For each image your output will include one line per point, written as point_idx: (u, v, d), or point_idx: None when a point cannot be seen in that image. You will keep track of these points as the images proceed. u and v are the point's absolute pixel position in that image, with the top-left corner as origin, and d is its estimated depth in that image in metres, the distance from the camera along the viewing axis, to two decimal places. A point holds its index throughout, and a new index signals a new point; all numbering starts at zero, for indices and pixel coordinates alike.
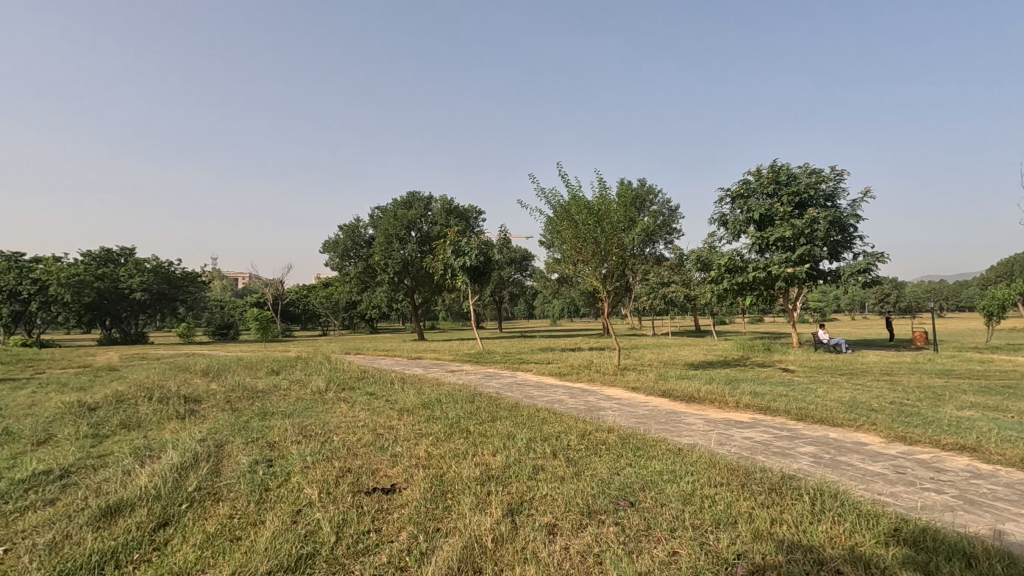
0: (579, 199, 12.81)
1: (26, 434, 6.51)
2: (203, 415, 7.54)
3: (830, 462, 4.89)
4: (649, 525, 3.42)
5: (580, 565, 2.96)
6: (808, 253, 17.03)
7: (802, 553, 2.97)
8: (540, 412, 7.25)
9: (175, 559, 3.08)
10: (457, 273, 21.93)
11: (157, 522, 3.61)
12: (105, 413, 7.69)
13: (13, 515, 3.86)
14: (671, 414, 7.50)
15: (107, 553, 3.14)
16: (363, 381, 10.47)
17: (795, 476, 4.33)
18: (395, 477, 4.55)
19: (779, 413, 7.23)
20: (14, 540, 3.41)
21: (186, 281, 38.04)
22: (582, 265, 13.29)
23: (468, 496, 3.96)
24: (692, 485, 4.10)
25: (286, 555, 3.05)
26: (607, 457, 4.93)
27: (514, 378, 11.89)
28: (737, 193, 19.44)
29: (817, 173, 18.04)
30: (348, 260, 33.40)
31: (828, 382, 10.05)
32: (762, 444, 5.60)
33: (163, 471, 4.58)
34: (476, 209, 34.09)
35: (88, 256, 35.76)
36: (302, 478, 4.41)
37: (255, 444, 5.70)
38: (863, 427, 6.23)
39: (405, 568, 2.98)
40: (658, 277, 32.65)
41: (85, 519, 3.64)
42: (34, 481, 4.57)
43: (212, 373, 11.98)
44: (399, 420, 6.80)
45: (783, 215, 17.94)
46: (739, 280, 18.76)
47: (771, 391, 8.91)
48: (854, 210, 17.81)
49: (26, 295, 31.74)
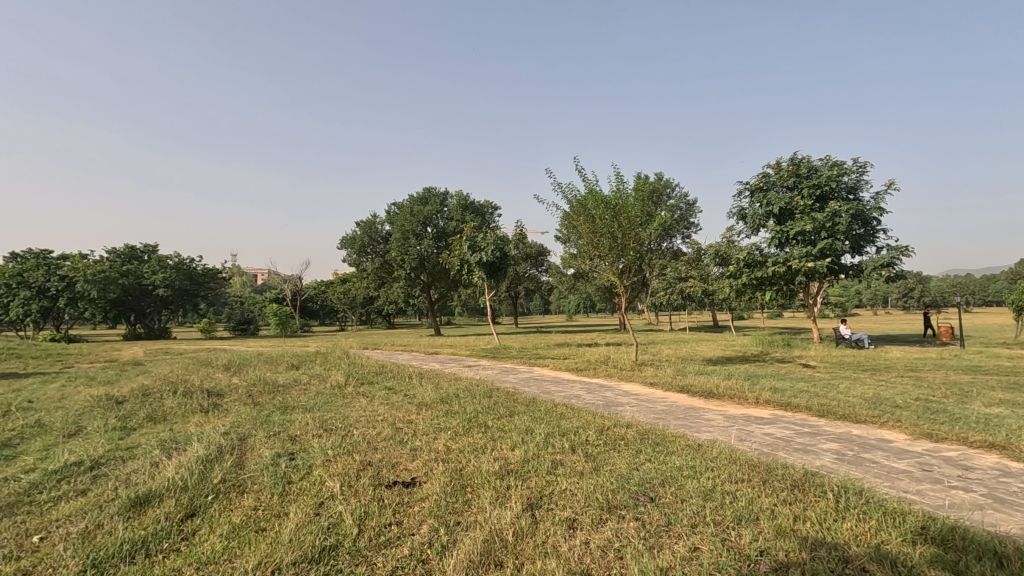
0: (596, 193, 12.71)
1: (57, 426, 6.70)
2: (225, 409, 7.68)
3: (853, 459, 4.82)
4: (670, 520, 3.41)
5: (601, 560, 2.96)
6: (829, 247, 16.74)
7: (827, 551, 2.94)
8: (559, 407, 7.25)
9: (202, 549, 3.15)
10: (473, 268, 22.00)
11: (184, 513, 3.69)
12: (132, 406, 7.88)
13: (47, 504, 3.98)
14: (690, 410, 7.47)
15: (138, 543, 3.22)
16: (382, 376, 10.58)
17: (819, 473, 4.28)
18: (415, 470, 4.59)
19: (800, 409, 7.14)
20: (48, 529, 3.52)
21: (207, 277, 38.73)
22: (599, 259, 13.22)
23: (487, 490, 3.99)
24: (713, 481, 4.07)
25: (310, 547, 3.11)
26: (626, 452, 4.93)
27: (531, 374, 11.92)
28: (756, 186, 19.14)
29: (839, 165, 17.71)
30: (365, 256, 33.64)
31: (850, 378, 9.91)
32: (783, 440, 5.54)
33: (190, 463, 4.67)
34: (492, 204, 34.19)
35: (113, 253, 36.54)
36: (324, 472, 4.47)
37: (278, 437, 5.79)
38: (888, 423, 6.12)
39: (426, 561, 3.01)
40: (675, 272, 32.45)
41: (115, 510, 3.74)
42: (66, 472, 4.70)
43: (233, 368, 12.17)
44: (418, 415, 6.86)
45: (803, 209, 17.65)
46: (758, 274, 18.49)
47: (792, 387, 8.80)
48: (877, 203, 17.45)
49: (54, 291, 32.49)
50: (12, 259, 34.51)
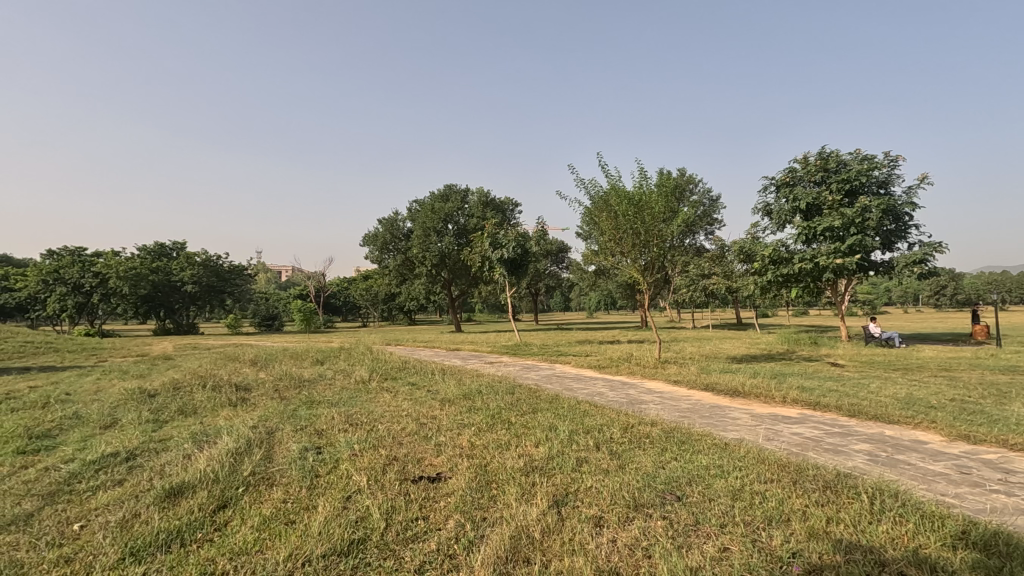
0: (619, 189, 12.61)
1: (94, 418, 6.93)
2: (253, 403, 7.84)
3: (887, 461, 4.70)
4: (698, 519, 3.37)
5: (628, 558, 2.94)
6: (858, 243, 16.32)
7: (862, 554, 2.87)
8: (582, 404, 7.22)
9: (235, 540, 3.22)
10: (495, 265, 21.99)
11: (217, 504, 3.77)
12: (164, 399, 8.10)
13: (86, 493, 4.12)
14: (715, 408, 7.39)
15: (173, 532, 3.31)
16: (405, 371, 10.70)
17: (852, 474, 4.17)
18: (440, 466, 4.62)
19: (830, 409, 6.99)
20: (88, 517, 3.63)
21: (233, 274, 39.62)
22: (622, 256, 13.11)
23: (513, 486, 3.98)
24: (742, 481, 4.00)
25: (339, 540, 3.15)
26: (653, 450, 4.89)
27: (553, 371, 11.92)
28: (782, 181, 18.79)
29: (870, 159, 17.25)
30: (387, 253, 33.90)
31: (881, 378, 9.67)
32: (813, 441, 5.42)
33: (221, 456, 4.78)
34: (513, 201, 34.29)
35: (144, 251, 37.48)
36: (350, 466, 4.52)
37: (305, 431, 5.87)
38: (923, 425, 5.95)
39: (454, 556, 3.02)
40: (698, 269, 32.10)
41: (151, 500, 3.84)
42: (104, 463, 4.85)
43: (259, 363, 12.41)
44: (441, 410, 6.89)
45: (831, 204, 17.27)
46: (783, 271, 18.13)
47: (821, 387, 8.60)
48: (910, 198, 16.96)
49: (88, 287, 33.52)
50: (49, 256, 35.68)
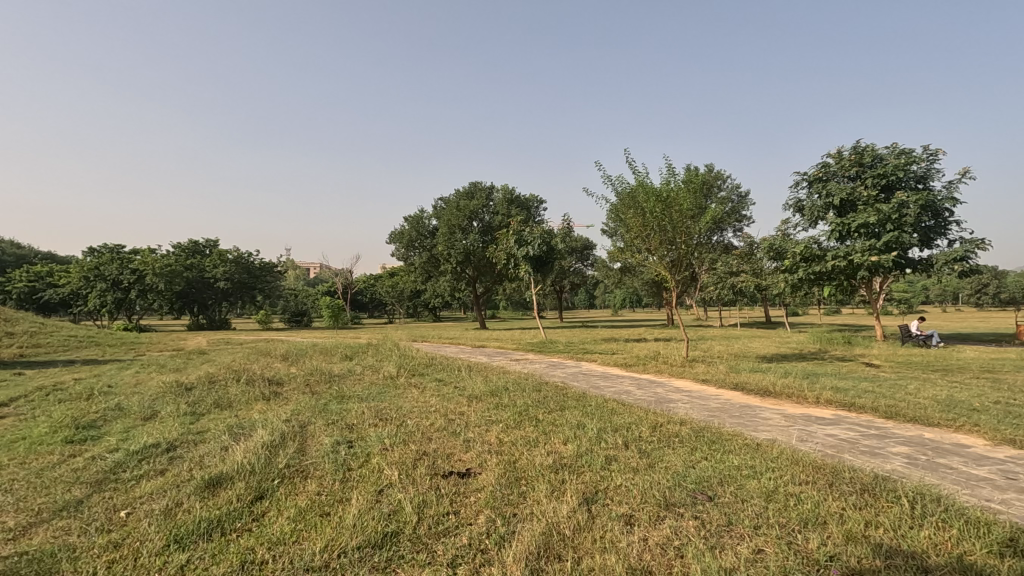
0: (647, 185, 12.48)
1: (135, 410, 7.18)
2: (285, 397, 8.03)
3: (927, 464, 4.56)
4: (731, 520, 3.33)
5: (661, 557, 2.93)
6: (895, 239, 15.78)
7: (903, 559, 2.80)
8: (609, 402, 7.19)
9: (273, 530, 3.30)
10: (520, 262, 22.00)
11: (254, 495, 3.88)
12: (200, 393, 8.34)
13: (131, 482, 4.28)
14: (745, 407, 7.30)
15: (215, 521, 3.41)
16: (432, 367, 10.84)
17: (890, 477, 4.06)
18: (469, 461, 4.66)
19: (865, 410, 6.83)
20: (133, 505, 3.78)
21: (264, 271, 40.62)
22: (649, 253, 12.98)
23: (542, 483, 4.00)
24: (775, 482, 3.94)
25: (373, 532, 3.20)
26: (682, 450, 4.84)
27: (579, 368, 11.91)
28: (815, 176, 18.37)
29: (908, 153, 16.72)
30: (413, 250, 34.17)
31: (920, 379, 9.39)
32: (849, 443, 5.29)
33: (257, 448, 4.91)
34: (538, 198, 34.24)
35: (179, 248, 38.65)
36: (381, 460, 4.60)
37: (336, 425, 5.98)
38: (964, 428, 5.76)
39: (485, 551, 3.05)
40: (726, 267, 31.54)
41: (192, 489, 3.98)
42: (146, 453, 5.03)
43: (291, 358, 12.70)
44: (469, 407, 6.96)
45: (867, 200, 16.77)
46: (815, 269, 17.69)
47: (856, 387, 8.40)
48: (950, 193, 16.38)
49: (127, 284, 34.61)
50: (89, 254, 37.00)
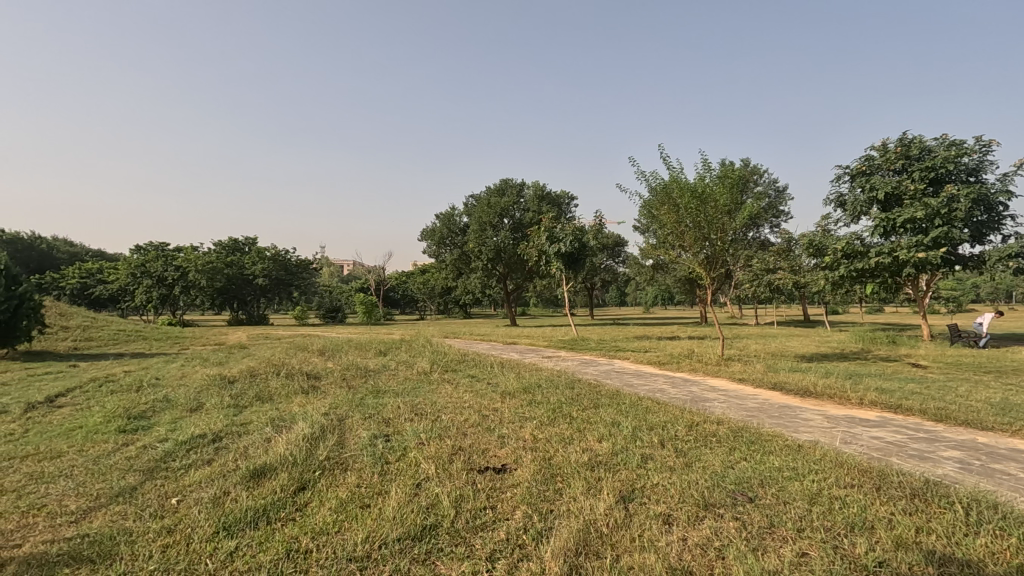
0: (682, 181, 12.27)
1: (182, 402, 7.46)
2: (323, 391, 8.22)
3: (982, 470, 4.36)
4: (773, 523, 3.26)
5: (701, 558, 2.89)
6: (944, 235, 15.11)
7: (958, 568, 2.69)
8: (644, 401, 7.10)
9: (316, 520, 3.39)
10: (552, 260, 21.94)
11: (297, 486, 3.99)
12: (242, 386, 8.61)
13: (180, 470, 4.46)
14: (785, 407, 7.12)
15: (260, 510, 3.52)
16: (464, 363, 10.93)
17: (943, 482, 3.90)
18: (505, 457, 4.68)
19: (913, 412, 6.57)
20: (183, 492, 3.94)
21: (300, 268, 41.64)
22: (683, 249, 12.76)
23: (578, 480, 3.99)
24: (819, 484, 3.83)
25: (412, 525, 3.26)
26: (720, 450, 4.75)
27: (612, 366, 11.83)
28: (857, 170, 17.74)
29: (958, 145, 15.98)
30: (445, 247, 34.53)
31: (972, 380, 9.00)
32: (896, 446, 5.10)
33: (298, 440, 5.04)
34: (569, 194, 34.08)
35: (219, 246, 40.02)
36: (418, 454, 4.66)
37: (373, 420, 6.08)
38: (1021, 432, 5.50)
39: (523, 546, 3.07)
40: (762, 264, 30.84)
41: (238, 479, 4.11)
42: (193, 444, 5.22)
43: (326, 353, 12.99)
44: (502, 403, 6.98)
45: (913, 194, 16.10)
46: (857, 266, 17.06)
47: (902, 389, 8.08)
48: (1005, 186, 15.58)
49: (171, 280, 36.00)
50: (136, 251, 38.55)
